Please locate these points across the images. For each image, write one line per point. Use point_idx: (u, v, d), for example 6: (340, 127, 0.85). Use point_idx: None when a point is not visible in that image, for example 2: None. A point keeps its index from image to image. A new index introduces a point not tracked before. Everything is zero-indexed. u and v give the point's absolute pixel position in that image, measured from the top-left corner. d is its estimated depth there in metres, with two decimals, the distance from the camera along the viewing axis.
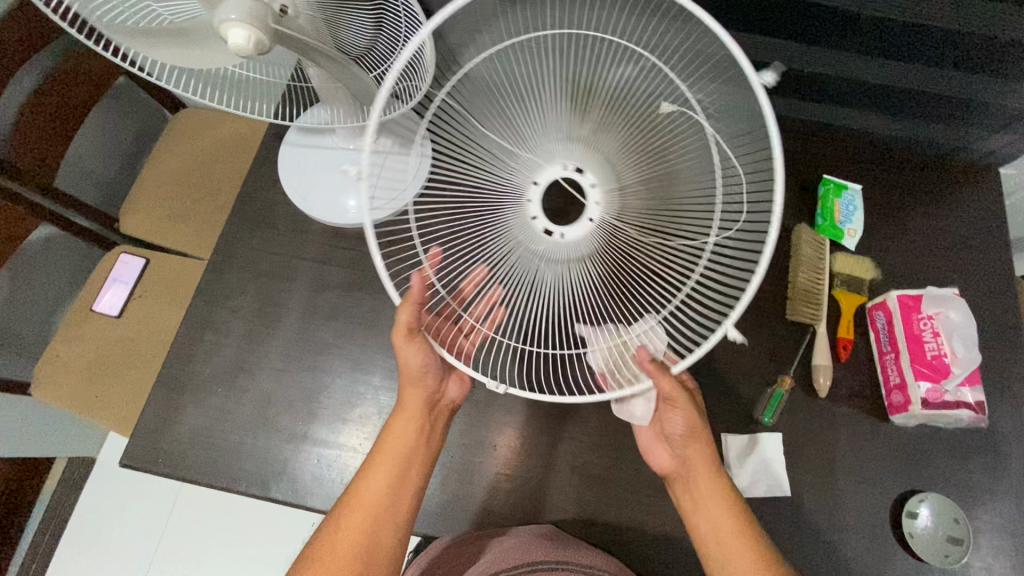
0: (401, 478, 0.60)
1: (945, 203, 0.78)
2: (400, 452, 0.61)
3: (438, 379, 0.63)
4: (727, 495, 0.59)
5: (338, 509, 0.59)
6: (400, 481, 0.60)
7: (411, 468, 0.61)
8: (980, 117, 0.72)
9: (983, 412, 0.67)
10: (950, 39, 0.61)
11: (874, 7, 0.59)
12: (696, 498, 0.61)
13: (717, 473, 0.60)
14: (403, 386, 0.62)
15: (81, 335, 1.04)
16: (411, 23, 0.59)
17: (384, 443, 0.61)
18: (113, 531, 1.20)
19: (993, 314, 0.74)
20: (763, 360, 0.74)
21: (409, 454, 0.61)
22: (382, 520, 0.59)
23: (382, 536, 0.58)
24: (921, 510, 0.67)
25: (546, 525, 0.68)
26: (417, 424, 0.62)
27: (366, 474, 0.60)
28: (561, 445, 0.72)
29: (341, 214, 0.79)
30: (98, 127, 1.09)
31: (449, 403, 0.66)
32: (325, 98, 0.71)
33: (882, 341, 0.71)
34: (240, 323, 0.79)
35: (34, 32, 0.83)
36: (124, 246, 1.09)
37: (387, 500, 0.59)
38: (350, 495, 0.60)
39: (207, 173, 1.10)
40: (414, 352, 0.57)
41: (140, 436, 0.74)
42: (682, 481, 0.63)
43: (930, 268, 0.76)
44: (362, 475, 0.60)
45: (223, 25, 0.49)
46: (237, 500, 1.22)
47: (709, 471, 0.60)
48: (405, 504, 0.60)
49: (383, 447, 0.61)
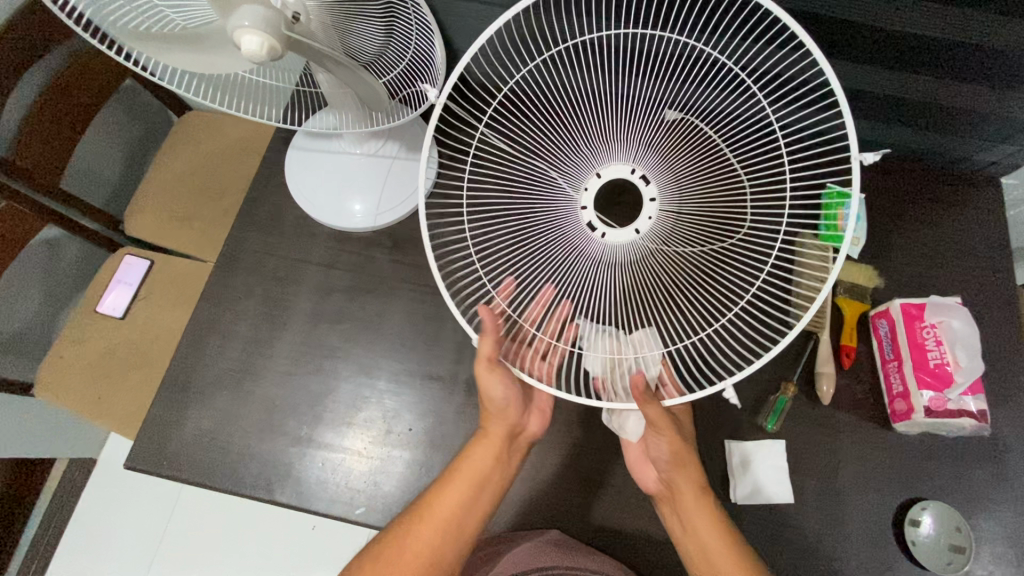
0: (475, 497, 0.62)
1: (949, 213, 0.79)
2: (476, 474, 0.62)
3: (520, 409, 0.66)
4: (718, 523, 0.60)
5: (409, 517, 0.61)
6: (473, 501, 0.62)
7: (485, 490, 0.63)
8: (984, 128, 0.72)
9: (986, 421, 0.67)
10: (955, 51, 0.61)
11: (881, 20, 0.60)
12: (687, 525, 0.61)
13: (707, 500, 0.62)
14: (489, 414, 0.65)
15: (85, 337, 1.04)
16: (423, 31, 0.60)
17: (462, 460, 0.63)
18: (113, 533, 1.19)
19: (995, 323, 0.75)
20: (767, 367, 0.74)
21: (484, 476, 0.63)
22: (451, 532, 0.60)
23: (447, 548, 0.59)
24: (923, 518, 0.67)
25: (550, 530, 0.68)
26: (496, 450, 0.64)
27: (442, 486, 0.62)
28: (566, 451, 0.72)
29: (347, 217, 0.80)
30: (104, 129, 1.10)
31: (528, 436, 0.69)
32: (334, 103, 0.71)
33: (885, 349, 0.71)
34: (245, 326, 0.80)
35: (43, 34, 0.83)
36: (129, 247, 1.09)
37: (460, 514, 0.61)
38: (424, 504, 0.61)
39: (213, 175, 1.10)
40: (494, 379, 0.61)
41: (145, 438, 0.74)
42: (669, 503, 0.64)
43: (933, 277, 0.77)
44: (440, 486, 0.62)
45: (236, 32, 0.49)
46: (237, 503, 1.21)
47: (699, 498, 0.62)
48: (476, 521, 0.62)
49: (461, 464, 0.63)
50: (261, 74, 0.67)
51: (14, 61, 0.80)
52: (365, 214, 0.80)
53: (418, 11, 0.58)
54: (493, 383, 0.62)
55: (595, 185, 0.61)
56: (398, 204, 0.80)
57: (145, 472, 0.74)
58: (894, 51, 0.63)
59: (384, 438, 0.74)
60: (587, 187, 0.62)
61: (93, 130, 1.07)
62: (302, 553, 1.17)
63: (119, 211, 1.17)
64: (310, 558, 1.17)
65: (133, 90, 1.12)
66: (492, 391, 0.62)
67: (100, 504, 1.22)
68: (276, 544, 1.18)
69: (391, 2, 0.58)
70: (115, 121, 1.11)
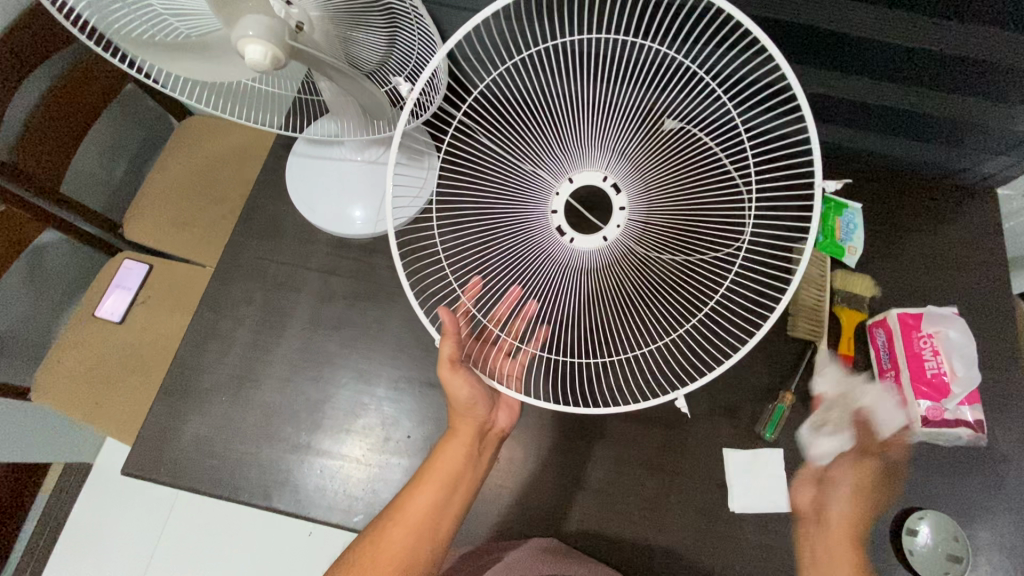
0: (448, 498, 0.60)
1: (941, 225, 0.80)
2: (446, 476, 0.60)
3: (490, 406, 0.63)
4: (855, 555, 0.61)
5: (381, 520, 0.59)
6: (445, 501, 0.60)
7: (456, 492, 0.60)
8: (980, 141, 0.73)
9: (983, 430, 0.68)
10: (953, 65, 0.62)
11: (878, 33, 0.61)
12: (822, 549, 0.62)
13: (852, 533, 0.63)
14: (455, 412, 0.62)
15: (83, 341, 1.04)
16: (425, 42, 0.61)
17: (433, 462, 0.61)
18: (108, 539, 1.19)
19: (991, 332, 0.75)
20: (765, 375, 0.75)
21: (456, 477, 0.61)
22: (424, 536, 0.58)
23: (422, 551, 0.58)
24: (920, 528, 0.67)
25: (549, 538, 0.68)
26: (466, 449, 0.62)
27: (414, 488, 0.60)
28: (564, 458, 0.72)
29: (347, 224, 0.80)
30: (105, 133, 1.10)
31: (499, 431, 0.65)
32: (334, 110, 0.71)
33: (882, 358, 0.72)
34: (245, 332, 0.80)
35: (45, 39, 0.83)
36: (128, 252, 1.09)
37: (432, 516, 0.59)
38: (396, 508, 0.59)
39: (213, 180, 1.10)
40: (460, 383, 0.59)
41: (143, 444, 0.74)
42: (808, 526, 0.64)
43: (929, 287, 0.78)
44: (412, 488, 0.60)
45: (240, 42, 0.49)
46: (233, 508, 1.21)
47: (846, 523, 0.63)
48: (447, 522, 0.60)
49: (432, 466, 0.61)
50: (264, 82, 0.68)
51: (17, 67, 0.80)
52: (365, 220, 0.80)
53: (422, 24, 0.58)
54: (458, 386, 0.59)
55: (567, 191, 0.62)
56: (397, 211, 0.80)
57: (143, 479, 0.73)
58: (891, 64, 0.64)
59: (382, 445, 0.74)
60: (558, 192, 0.62)
61: (94, 135, 1.07)
62: (299, 559, 1.17)
63: (118, 215, 1.17)
64: (306, 565, 1.16)
65: (133, 95, 1.12)
66: (458, 394, 0.60)
67: (95, 510, 1.21)
68: (272, 550, 1.18)
69: (394, 13, 0.58)
70: (116, 126, 1.11)
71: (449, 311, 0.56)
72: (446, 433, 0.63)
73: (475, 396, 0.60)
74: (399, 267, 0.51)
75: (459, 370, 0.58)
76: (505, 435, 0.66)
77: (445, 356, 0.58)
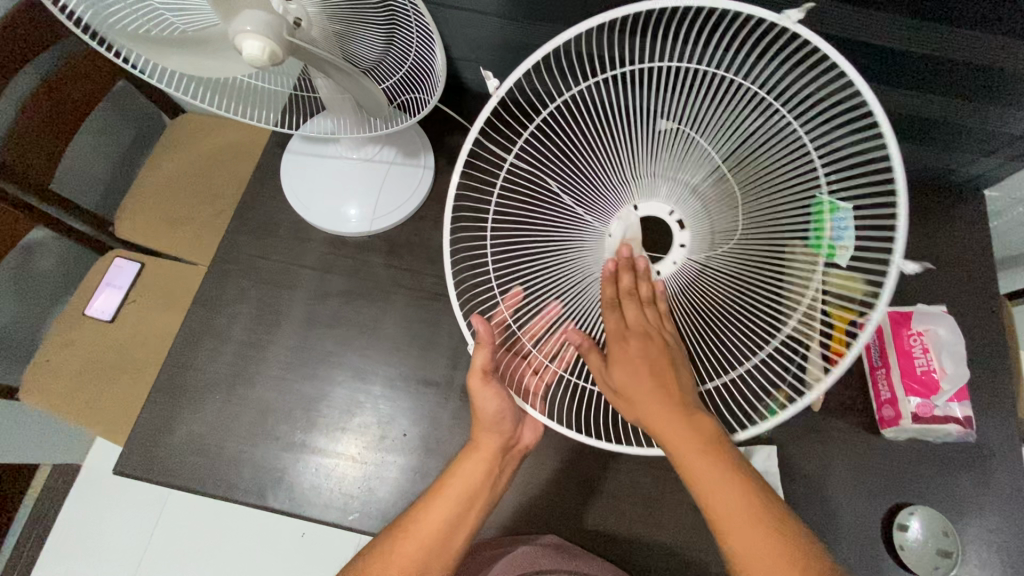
0: (461, 515, 0.57)
1: (927, 226, 0.81)
2: (463, 491, 0.58)
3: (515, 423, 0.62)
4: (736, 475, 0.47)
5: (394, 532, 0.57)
6: (459, 520, 0.57)
7: (472, 510, 0.58)
8: (971, 143, 0.74)
9: (971, 426, 0.69)
10: (945, 67, 0.63)
11: (877, 37, 0.61)
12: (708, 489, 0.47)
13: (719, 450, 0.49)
14: (477, 428, 0.61)
15: (73, 339, 1.03)
16: (422, 39, 0.59)
17: (450, 477, 0.59)
18: (97, 540, 1.17)
19: (981, 331, 0.76)
20: None
21: (473, 493, 0.58)
22: (434, 556, 0.55)
23: (432, 567, 0.54)
24: (911, 523, 0.68)
25: (547, 535, 0.69)
26: (488, 466, 0.60)
27: (426, 505, 0.57)
28: (562, 455, 0.73)
29: (341, 222, 0.80)
30: (93, 131, 1.08)
31: (521, 448, 0.65)
32: (331, 108, 0.71)
33: (874, 356, 0.72)
34: (239, 329, 0.79)
35: (39, 31, 0.82)
36: (117, 250, 1.07)
37: (445, 532, 0.56)
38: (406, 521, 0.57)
39: (206, 177, 1.09)
40: (488, 396, 0.58)
41: (136, 443, 0.74)
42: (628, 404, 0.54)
43: (919, 287, 0.79)
44: (424, 502, 0.57)
45: (239, 37, 0.49)
46: (222, 508, 1.19)
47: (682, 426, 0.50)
48: (462, 541, 0.57)
49: (447, 481, 0.58)
50: (261, 79, 0.67)
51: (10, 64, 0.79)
52: (360, 218, 0.80)
53: (419, 19, 0.57)
54: (486, 399, 0.58)
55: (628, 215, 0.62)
56: (394, 209, 0.80)
57: (136, 477, 0.73)
58: (889, 65, 0.64)
59: (378, 442, 0.74)
60: None
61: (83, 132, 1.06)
62: (289, 559, 1.16)
63: (109, 214, 1.16)
64: (298, 565, 1.15)
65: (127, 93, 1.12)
66: (485, 407, 0.59)
67: (83, 512, 1.19)
68: (263, 551, 1.17)
69: (394, 10, 0.57)
70: (104, 123, 1.10)
71: (485, 319, 0.56)
72: (464, 447, 0.61)
73: (503, 411, 0.59)
74: (448, 275, 0.54)
75: (491, 382, 0.57)
76: (525, 453, 0.66)
77: (477, 366, 0.57)
